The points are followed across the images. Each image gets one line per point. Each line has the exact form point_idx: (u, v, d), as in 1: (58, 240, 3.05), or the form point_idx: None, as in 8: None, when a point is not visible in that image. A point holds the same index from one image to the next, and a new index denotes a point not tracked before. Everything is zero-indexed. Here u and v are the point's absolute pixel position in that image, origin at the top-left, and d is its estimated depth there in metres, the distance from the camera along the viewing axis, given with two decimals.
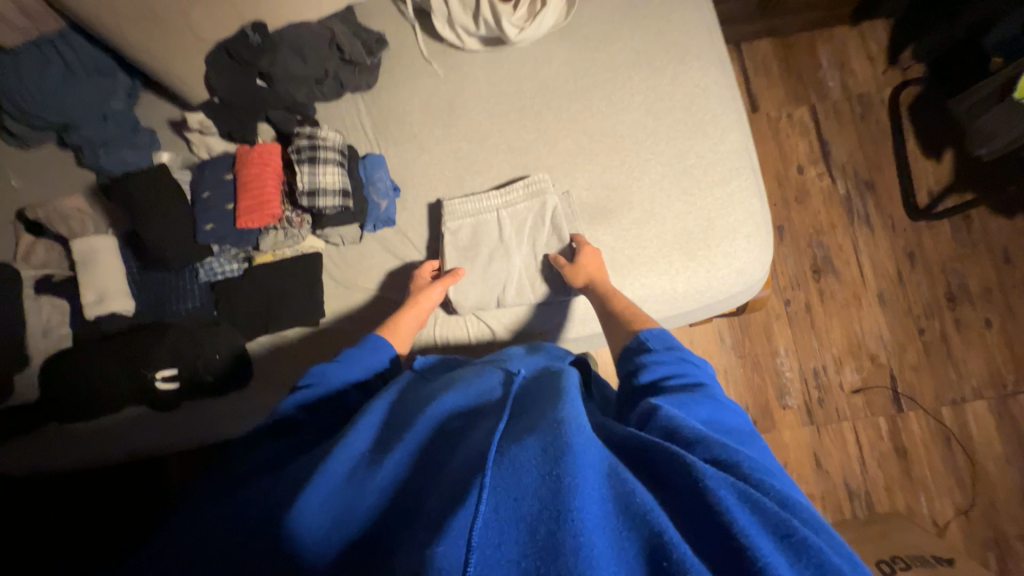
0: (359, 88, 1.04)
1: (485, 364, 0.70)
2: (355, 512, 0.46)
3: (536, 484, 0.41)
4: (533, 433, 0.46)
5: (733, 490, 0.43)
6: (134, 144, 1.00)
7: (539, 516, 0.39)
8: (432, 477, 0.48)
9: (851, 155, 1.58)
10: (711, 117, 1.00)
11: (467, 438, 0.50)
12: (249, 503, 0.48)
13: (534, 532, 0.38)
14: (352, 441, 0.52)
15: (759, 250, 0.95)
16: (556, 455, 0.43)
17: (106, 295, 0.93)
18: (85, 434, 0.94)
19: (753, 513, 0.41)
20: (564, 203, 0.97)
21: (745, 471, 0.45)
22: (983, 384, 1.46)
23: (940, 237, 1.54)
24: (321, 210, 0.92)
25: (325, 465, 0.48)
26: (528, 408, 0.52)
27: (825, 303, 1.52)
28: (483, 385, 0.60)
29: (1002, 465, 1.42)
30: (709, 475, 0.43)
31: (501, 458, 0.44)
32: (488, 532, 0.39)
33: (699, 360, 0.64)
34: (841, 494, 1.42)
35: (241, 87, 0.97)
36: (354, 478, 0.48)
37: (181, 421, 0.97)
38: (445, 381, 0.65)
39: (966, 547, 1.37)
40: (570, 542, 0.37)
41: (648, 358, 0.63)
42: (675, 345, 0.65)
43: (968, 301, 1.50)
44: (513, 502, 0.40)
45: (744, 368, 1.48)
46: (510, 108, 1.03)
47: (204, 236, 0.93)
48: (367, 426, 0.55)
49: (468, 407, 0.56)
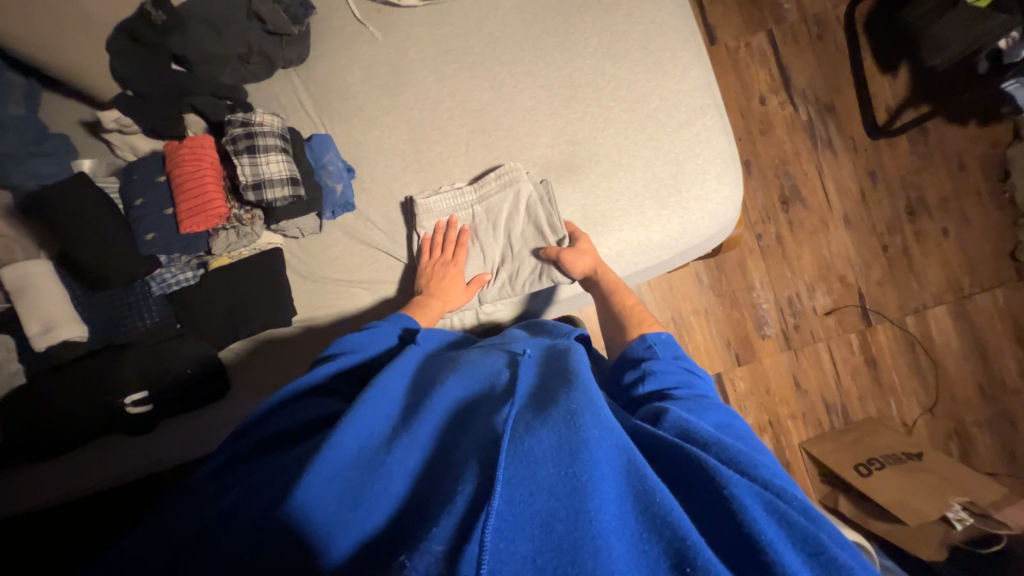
0: (291, 62, 0.94)
1: (489, 346, 0.69)
2: (362, 494, 0.44)
3: (552, 479, 0.42)
4: (546, 425, 0.46)
5: (761, 500, 0.44)
6: (43, 152, 0.87)
7: (555, 514, 0.39)
8: (443, 469, 0.47)
9: (810, 79, 1.56)
10: (671, 54, 0.95)
11: (475, 428, 0.50)
12: (261, 487, 0.48)
13: (550, 529, 0.39)
14: (356, 426, 0.50)
15: (730, 188, 0.94)
16: (571, 451, 0.43)
17: (52, 322, 0.84)
18: (59, 471, 0.90)
19: (780, 525, 0.42)
20: (543, 189, 0.91)
21: (768, 478, 0.46)
22: (943, 290, 1.54)
23: (898, 153, 1.56)
24: (272, 203, 0.84)
25: (333, 440, 0.48)
26: (538, 395, 0.52)
27: (795, 233, 1.55)
28: (489, 370, 0.60)
29: (960, 361, 1.53)
30: (735, 482, 0.44)
31: (515, 450, 0.44)
32: (501, 524, 0.38)
33: (702, 372, 0.65)
34: (820, 409, 1.51)
35: (155, 74, 0.86)
36: (362, 464, 0.47)
37: (160, 441, 0.94)
38: (448, 363, 0.64)
39: (932, 439, 1.50)
40: (589, 544, 0.38)
41: (654, 363, 0.63)
42: (681, 355, 0.66)
43: (927, 213, 1.56)
44: (528, 497, 0.40)
45: (723, 305, 1.52)
46: (459, 67, 0.96)
47: (147, 246, 0.85)
48: (374, 412, 0.53)
49: (470, 389, 0.56)
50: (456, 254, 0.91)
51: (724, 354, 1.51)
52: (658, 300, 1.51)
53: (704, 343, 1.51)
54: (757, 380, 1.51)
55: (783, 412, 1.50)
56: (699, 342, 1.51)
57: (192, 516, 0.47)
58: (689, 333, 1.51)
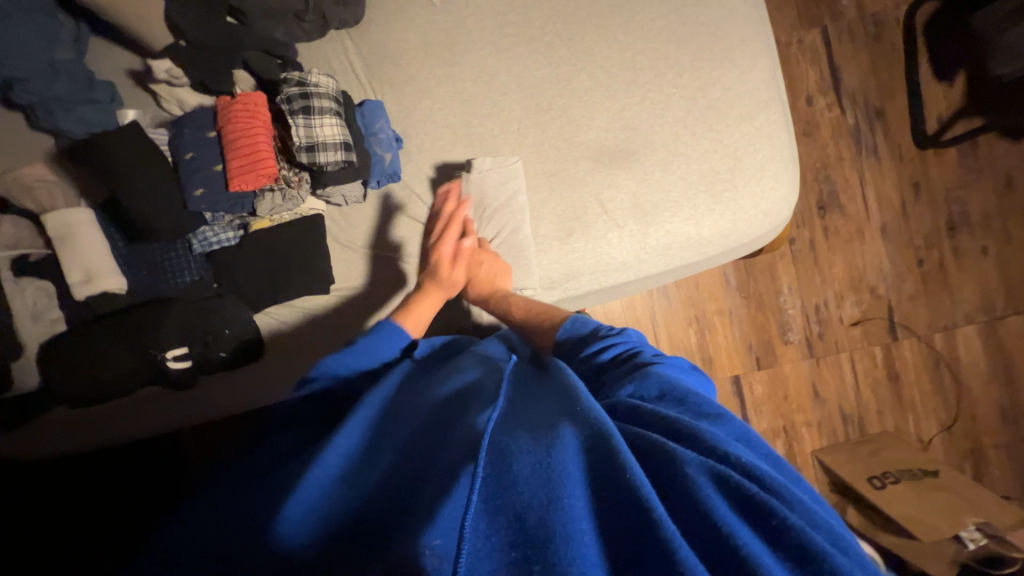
0: (345, 23, 0.91)
1: (471, 353, 0.68)
2: (346, 500, 0.44)
3: (529, 470, 0.40)
4: (524, 427, 0.46)
5: (707, 471, 0.40)
6: (91, 98, 0.84)
7: (528, 505, 0.38)
8: (428, 466, 0.46)
9: (862, 82, 1.50)
10: (738, 43, 0.92)
11: (457, 429, 0.49)
12: (255, 498, 0.48)
13: (523, 521, 0.37)
14: (340, 443, 0.50)
15: (786, 187, 0.92)
16: (545, 443, 0.42)
17: (94, 272, 0.83)
18: (88, 425, 0.90)
19: (749, 519, 0.38)
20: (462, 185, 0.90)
21: (745, 461, 0.42)
22: (975, 309, 1.51)
23: (945, 166, 1.51)
24: (323, 167, 0.82)
25: (320, 457, 0.48)
26: (520, 404, 0.51)
27: (829, 240, 1.51)
28: (470, 379, 0.59)
29: (986, 382, 1.51)
30: (691, 461, 0.41)
31: (494, 447, 0.43)
32: (480, 522, 0.37)
33: (622, 332, 0.66)
34: (836, 419, 1.49)
35: (208, 25, 0.83)
36: (349, 476, 0.47)
37: (180, 403, 0.93)
38: (438, 375, 0.63)
39: (947, 457, 1.49)
40: (561, 530, 0.36)
41: (585, 349, 0.65)
42: (597, 328, 0.68)
43: (968, 229, 1.51)
44: (504, 492, 0.39)
45: (748, 307, 1.48)
46: (517, 40, 0.93)
47: (195, 202, 0.84)
48: (359, 421, 0.53)
49: (459, 391, 0.57)
50: (450, 227, 0.86)
51: (745, 358, 1.48)
52: (683, 299, 1.46)
53: (727, 345, 1.48)
54: (775, 386, 1.48)
55: (798, 419, 1.48)
56: (722, 344, 1.47)
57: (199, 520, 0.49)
58: (712, 334, 1.47)
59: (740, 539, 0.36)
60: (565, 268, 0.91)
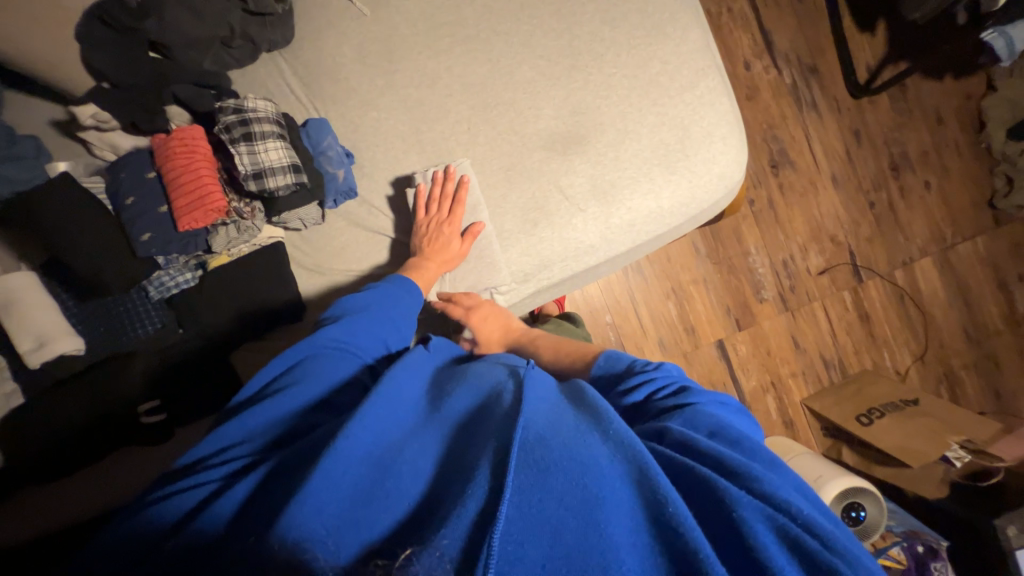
0: (276, 44, 0.89)
1: (494, 359, 0.64)
2: (370, 499, 0.42)
3: (565, 489, 0.41)
4: (558, 437, 0.45)
5: (768, 521, 0.41)
6: (13, 155, 0.80)
7: (565, 522, 0.39)
8: (460, 467, 0.44)
9: (792, 42, 1.56)
10: (669, 17, 0.95)
11: (490, 429, 0.47)
12: (264, 508, 0.45)
13: (560, 538, 0.38)
14: (363, 428, 0.47)
15: (736, 150, 0.95)
16: (582, 463, 0.42)
17: (45, 337, 0.79)
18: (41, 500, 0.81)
19: (789, 551, 0.40)
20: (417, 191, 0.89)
21: (797, 510, 0.42)
22: (928, 241, 1.59)
23: (880, 111, 1.59)
24: (273, 192, 0.80)
25: (347, 432, 0.46)
26: (555, 409, 0.50)
27: (785, 196, 1.56)
28: (495, 379, 0.56)
29: (948, 309, 1.59)
30: (743, 503, 0.42)
31: (525, 456, 0.42)
32: (511, 528, 0.38)
33: (664, 366, 0.62)
34: (819, 366, 1.53)
35: (131, 65, 0.80)
36: (372, 469, 0.45)
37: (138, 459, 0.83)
38: (454, 376, 0.60)
39: (924, 385, 1.56)
40: (600, 558, 0.37)
41: (622, 382, 0.61)
42: (634, 364, 0.64)
43: (910, 168, 1.59)
44: (538, 503, 0.40)
45: (720, 272, 1.52)
46: (453, 41, 0.92)
47: (144, 247, 0.80)
48: (383, 413, 0.50)
49: (482, 401, 0.53)
50: (454, 210, 0.86)
51: (725, 321, 1.51)
52: (657, 273, 1.49)
53: (706, 312, 1.51)
54: (757, 344, 1.52)
55: (784, 372, 1.51)
56: (701, 311, 1.50)
57: (167, 550, 0.43)
58: (690, 302, 1.49)
59: (774, 565, 0.38)
60: (537, 260, 0.91)
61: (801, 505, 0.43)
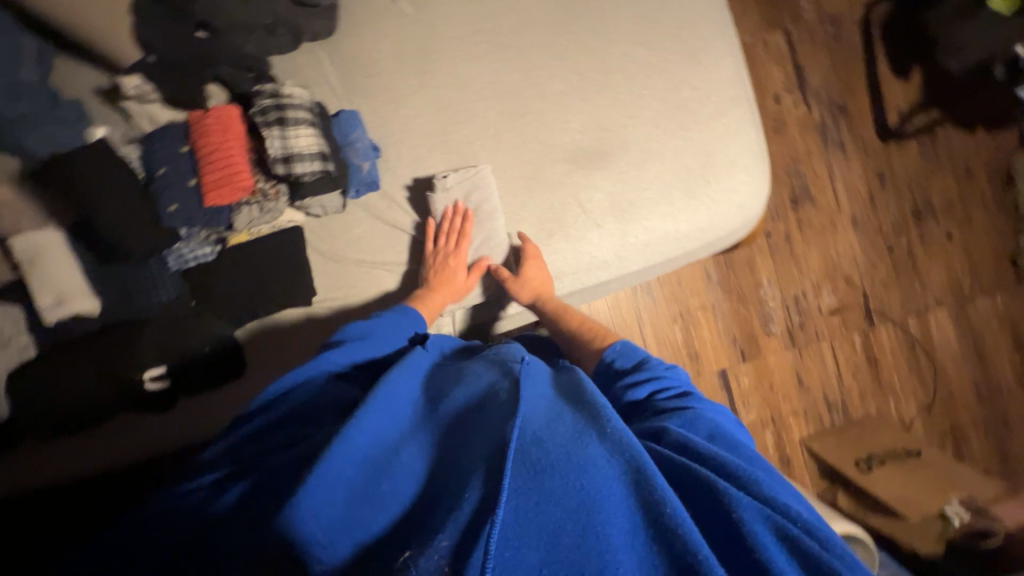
0: (317, 35, 0.91)
1: (489, 355, 0.65)
2: (369, 496, 0.43)
3: (561, 490, 0.40)
4: (553, 438, 0.45)
5: (768, 523, 0.42)
6: (57, 118, 0.83)
7: (562, 525, 0.39)
8: (455, 466, 0.45)
9: (825, 80, 1.56)
10: (703, 45, 0.96)
11: (484, 429, 0.47)
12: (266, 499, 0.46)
13: (557, 541, 0.38)
14: (363, 426, 0.48)
15: (757, 181, 0.95)
16: (579, 464, 0.42)
17: (65, 296, 0.82)
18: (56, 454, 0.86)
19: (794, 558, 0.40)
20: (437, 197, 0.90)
21: (795, 513, 0.43)
22: (945, 292, 1.57)
23: (907, 156, 1.58)
24: (300, 177, 0.82)
25: (346, 433, 0.46)
26: (549, 409, 0.49)
27: (803, 233, 1.55)
28: (491, 377, 0.56)
29: (959, 362, 1.56)
30: (744, 504, 0.42)
31: (521, 458, 0.42)
32: (506, 531, 0.38)
33: (668, 367, 0.65)
34: (822, 406, 1.51)
35: (176, 43, 0.83)
36: (370, 466, 0.45)
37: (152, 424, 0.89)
38: (454, 374, 0.61)
39: (928, 437, 1.53)
40: (597, 560, 0.37)
41: (626, 381, 0.64)
42: (642, 360, 0.66)
43: (932, 216, 1.58)
44: (535, 506, 0.39)
45: (730, 301, 1.51)
46: (489, 48, 0.94)
47: (170, 219, 0.83)
48: (380, 411, 0.51)
49: (478, 398, 0.53)
50: (461, 243, 0.88)
51: (730, 351, 1.50)
52: (666, 295, 1.48)
53: (712, 340, 1.49)
54: (761, 377, 1.50)
55: (785, 410, 1.49)
56: (707, 339, 1.49)
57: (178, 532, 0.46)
58: (696, 329, 1.48)
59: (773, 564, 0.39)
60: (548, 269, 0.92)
61: (799, 509, 0.44)
